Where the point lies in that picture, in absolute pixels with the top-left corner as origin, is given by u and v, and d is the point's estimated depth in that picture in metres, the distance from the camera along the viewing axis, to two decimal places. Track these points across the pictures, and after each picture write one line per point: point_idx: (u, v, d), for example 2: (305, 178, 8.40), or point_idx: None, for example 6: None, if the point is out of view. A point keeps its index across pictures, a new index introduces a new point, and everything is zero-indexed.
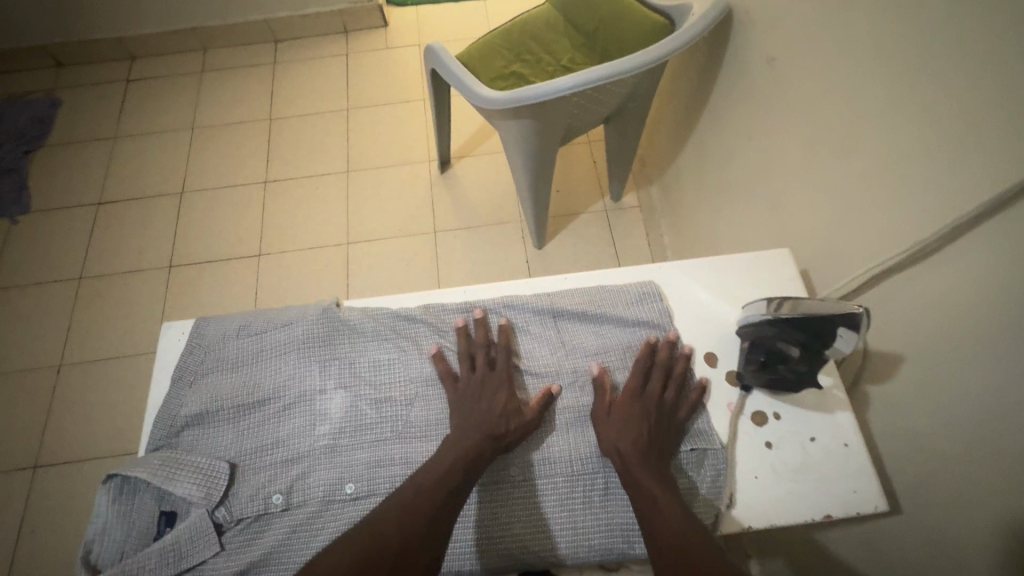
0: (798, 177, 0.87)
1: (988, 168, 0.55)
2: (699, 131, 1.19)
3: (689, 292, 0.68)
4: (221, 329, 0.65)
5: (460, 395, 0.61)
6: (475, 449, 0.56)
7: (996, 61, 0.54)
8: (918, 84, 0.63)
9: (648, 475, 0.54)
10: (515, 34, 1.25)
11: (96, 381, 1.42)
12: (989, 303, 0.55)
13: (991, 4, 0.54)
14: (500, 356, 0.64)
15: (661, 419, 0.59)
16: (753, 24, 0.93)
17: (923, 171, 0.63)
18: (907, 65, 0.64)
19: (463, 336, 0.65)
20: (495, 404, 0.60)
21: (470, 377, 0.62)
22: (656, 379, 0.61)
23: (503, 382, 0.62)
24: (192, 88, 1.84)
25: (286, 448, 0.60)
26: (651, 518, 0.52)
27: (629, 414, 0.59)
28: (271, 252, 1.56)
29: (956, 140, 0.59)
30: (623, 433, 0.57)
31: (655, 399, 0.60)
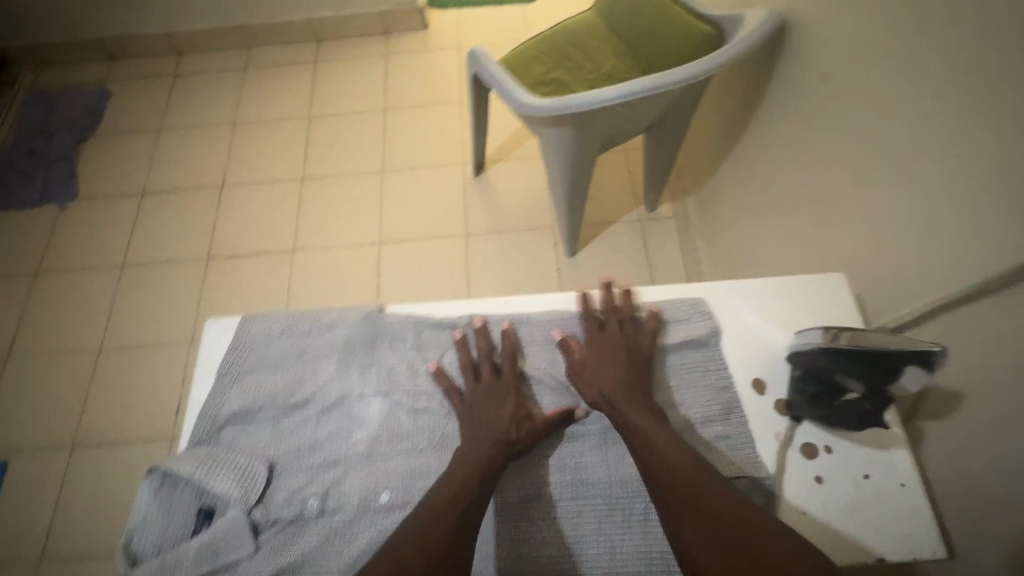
0: (849, 197, 0.84)
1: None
2: (743, 143, 1.16)
3: (737, 313, 0.65)
4: (265, 328, 0.66)
5: (471, 402, 0.61)
6: (489, 455, 0.56)
7: None
8: (989, 108, 0.59)
9: (635, 412, 0.57)
10: (556, 42, 1.24)
11: (133, 365, 1.46)
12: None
13: None
14: (503, 364, 0.63)
15: (634, 362, 0.61)
16: (805, 36, 0.90)
17: (992, 201, 0.59)
18: (978, 87, 0.60)
19: (461, 349, 0.64)
20: (503, 413, 0.60)
21: (475, 387, 0.62)
22: (613, 326, 0.63)
23: (509, 390, 0.62)
24: (235, 84, 1.89)
25: (323, 452, 0.60)
26: (645, 450, 0.55)
27: (597, 366, 0.61)
28: (305, 248, 1.59)
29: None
30: (603, 380, 0.60)
31: (617, 340, 0.62)
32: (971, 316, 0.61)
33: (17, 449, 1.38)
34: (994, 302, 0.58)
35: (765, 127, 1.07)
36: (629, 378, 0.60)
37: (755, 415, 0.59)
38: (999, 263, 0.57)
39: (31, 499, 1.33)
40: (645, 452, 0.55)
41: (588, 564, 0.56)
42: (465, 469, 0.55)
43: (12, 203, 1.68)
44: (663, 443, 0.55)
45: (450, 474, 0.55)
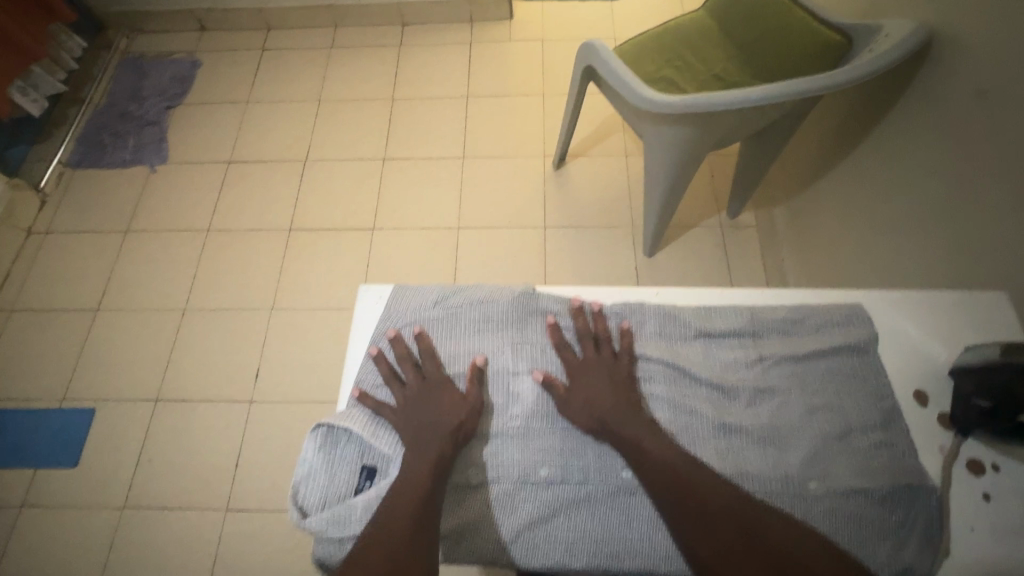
0: (988, 216, 0.82)
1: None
2: (853, 156, 1.15)
3: (897, 325, 0.65)
4: (418, 299, 0.68)
5: (404, 408, 0.61)
6: (442, 451, 0.57)
7: None
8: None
9: (627, 430, 0.57)
10: (667, 40, 1.24)
11: (216, 328, 1.51)
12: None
13: None
14: (420, 368, 0.63)
15: (618, 379, 0.62)
16: (950, 50, 0.88)
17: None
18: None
19: (378, 365, 0.63)
20: (444, 410, 0.60)
21: (407, 392, 0.62)
22: (588, 345, 0.64)
23: (437, 387, 0.62)
24: (321, 62, 1.93)
25: (480, 424, 0.61)
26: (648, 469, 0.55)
27: (586, 385, 0.61)
28: (384, 227, 1.61)
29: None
30: (592, 401, 0.59)
31: (592, 358, 0.63)
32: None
33: (104, 399, 1.43)
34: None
35: (884, 141, 1.05)
36: (618, 396, 0.60)
37: (918, 427, 0.59)
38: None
39: (116, 448, 1.38)
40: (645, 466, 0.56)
41: None
42: (425, 466, 0.56)
43: (106, 162, 1.75)
44: (661, 453, 0.56)
45: (424, 473, 0.55)
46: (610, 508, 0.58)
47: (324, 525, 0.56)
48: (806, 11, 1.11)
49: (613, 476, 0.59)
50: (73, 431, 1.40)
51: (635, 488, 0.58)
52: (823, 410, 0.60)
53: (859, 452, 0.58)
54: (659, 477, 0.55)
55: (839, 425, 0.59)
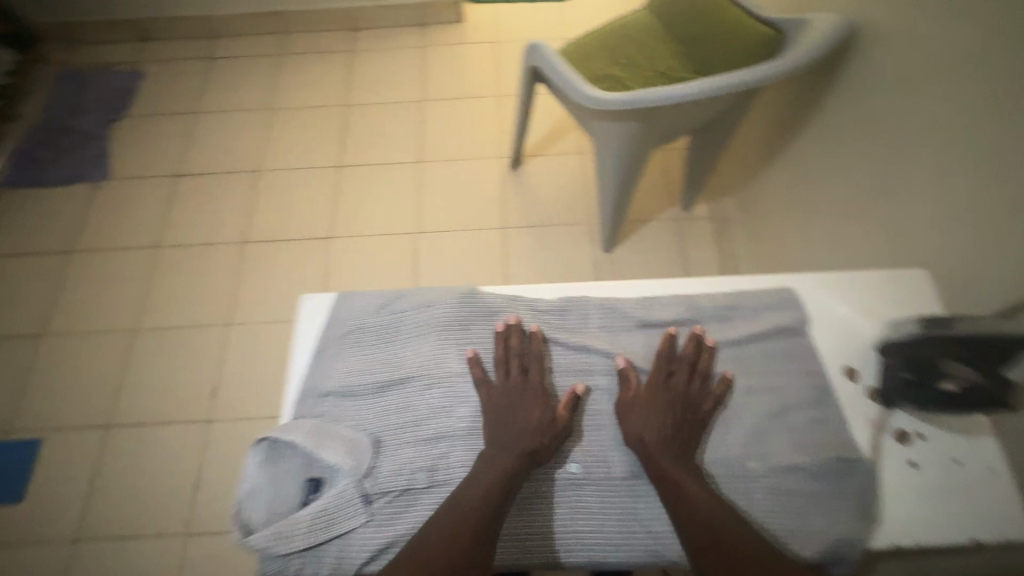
0: (914, 199, 0.86)
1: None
2: (793, 146, 1.19)
3: (826, 306, 0.67)
4: (361, 305, 0.67)
5: (492, 402, 0.61)
6: (516, 464, 0.56)
7: None
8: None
9: (673, 464, 0.56)
10: (612, 38, 1.26)
11: (169, 347, 1.45)
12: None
13: None
14: (529, 366, 0.63)
15: (687, 412, 0.60)
16: (873, 41, 0.92)
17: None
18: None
19: (499, 344, 0.64)
20: (529, 420, 0.59)
21: (506, 385, 0.61)
22: (682, 373, 0.62)
23: (538, 394, 0.62)
24: (271, 69, 1.89)
25: (429, 427, 0.61)
26: (683, 502, 0.54)
27: (654, 411, 0.59)
28: (342, 235, 1.59)
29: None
30: (651, 425, 0.58)
31: (680, 388, 0.61)
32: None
33: (51, 427, 1.37)
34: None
35: (819, 131, 1.09)
36: (676, 428, 0.59)
37: (849, 401, 0.62)
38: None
39: (66, 478, 1.31)
40: (681, 498, 0.54)
41: None
42: (476, 488, 0.55)
43: (44, 180, 1.67)
44: (703, 498, 0.54)
45: None
46: (561, 503, 0.59)
47: (268, 542, 0.55)
48: (741, 7, 1.14)
49: (561, 470, 0.60)
50: (18, 463, 1.33)
51: (582, 480, 0.59)
52: (756, 391, 0.62)
53: (792, 428, 0.60)
54: (694, 518, 0.53)
55: (774, 404, 0.61)
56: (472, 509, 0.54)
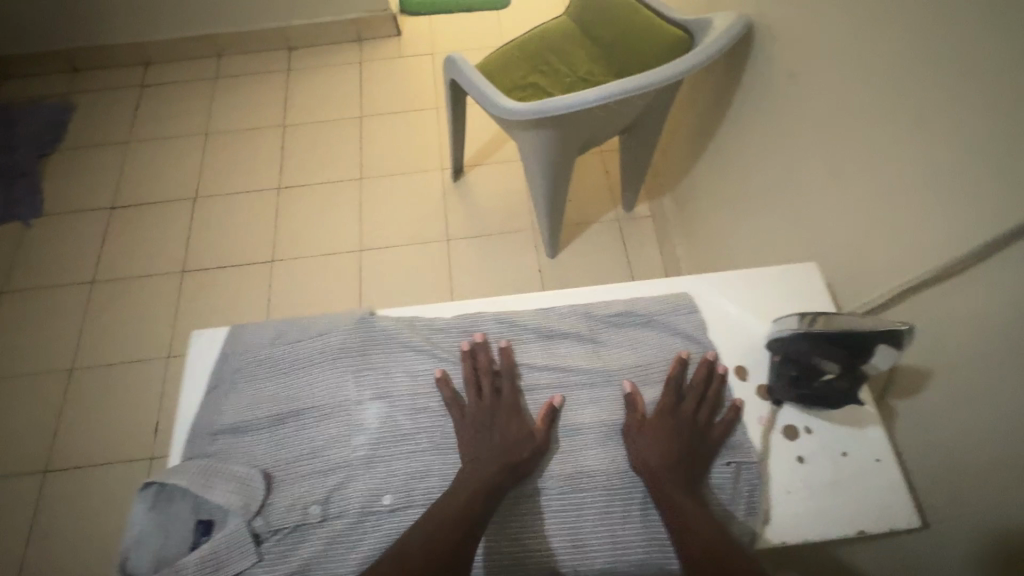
0: (817, 193, 0.88)
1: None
2: (714, 144, 1.21)
3: (718, 306, 0.68)
4: (257, 338, 0.66)
5: (468, 421, 0.60)
6: (497, 477, 0.56)
7: (1011, 91, 0.56)
8: (954, 91, 0.63)
9: (677, 486, 0.55)
10: (533, 45, 1.26)
11: (108, 384, 1.41)
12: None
13: (1004, 34, 0.56)
14: (503, 383, 0.63)
15: (695, 436, 0.59)
16: (772, 40, 0.95)
17: (961, 177, 0.62)
18: (941, 75, 0.64)
19: (465, 362, 0.64)
20: (510, 439, 0.59)
21: (478, 404, 0.61)
22: (690, 400, 0.61)
23: (513, 410, 0.61)
24: (208, 93, 1.86)
25: (323, 458, 0.59)
26: (682, 521, 0.53)
27: (659, 432, 0.59)
28: (284, 258, 1.57)
29: (1000, 144, 0.57)
30: (656, 446, 0.58)
31: (687, 414, 0.60)
32: (948, 291, 0.64)
33: None
34: (968, 279, 0.61)
35: (734, 129, 1.11)
36: (682, 452, 0.58)
37: (741, 400, 0.62)
38: (972, 242, 0.60)
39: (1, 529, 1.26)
40: (681, 518, 0.54)
41: (591, 558, 0.57)
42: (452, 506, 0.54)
43: None
44: (701, 520, 0.53)
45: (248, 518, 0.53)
46: None
47: None
48: (653, 10, 1.16)
49: None
50: None
51: None
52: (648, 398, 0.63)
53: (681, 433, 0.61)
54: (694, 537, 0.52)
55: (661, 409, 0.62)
56: (456, 516, 0.53)
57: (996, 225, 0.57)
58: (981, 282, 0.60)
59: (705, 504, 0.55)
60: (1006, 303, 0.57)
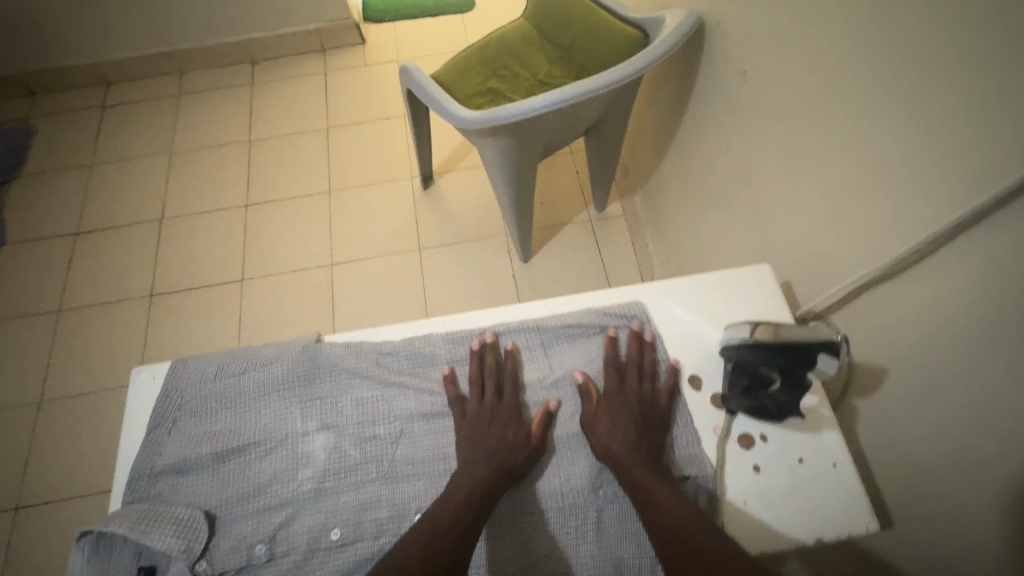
0: (776, 189, 0.88)
1: (992, 164, 0.53)
2: (677, 142, 1.20)
3: (672, 314, 0.68)
4: (199, 371, 0.64)
5: (468, 422, 0.61)
6: (491, 479, 0.56)
7: (954, 84, 0.56)
8: (900, 85, 0.62)
9: (642, 470, 0.56)
10: (491, 50, 1.24)
11: (79, 415, 1.39)
12: (1003, 310, 0.53)
13: (945, 26, 0.56)
14: (507, 386, 0.63)
15: (645, 411, 0.61)
16: (724, 36, 0.94)
17: (918, 167, 0.61)
18: (886, 69, 0.64)
19: (473, 362, 0.64)
20: (508, 440, 0.59)
21: (480, 404, 0.61)
22: (631, 375, 0.63)
23: (512, 412, 0.62)
24: (170, 111, 1.83)
25: (269, 495, 0.58)
26: (649, 510, 0.53)
27: (614, 414, 0.60)
28: (254, 276, 1.54)
29: (954, 133, 0.56)
30: (614, 432, 0.59)
31: (632, 390, 0.62)
32: (910, 284, 0.63)
33: None
34: (933, 269, 0.60)
35: (694, 126, 1.11)
36: (636, 430, 0.59)
37: (696, 411, 0.62)
38: (923, 238, 0.60)
39: None
40: (648, 511, 0.53)
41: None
42: (439, 514, 0.53)
43: None
44: (669, 504, 0.53)
45: None
46: None
47: None
48: (607, 9, 1.14)
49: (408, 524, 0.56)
50: None
51: None
52: None
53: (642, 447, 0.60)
54: (664, 526, 0.51)
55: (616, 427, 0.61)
56: (451, 520, 0.52)
57: (954, 215, 0.56)
58: (945, 272, 0.59)
59: (673, 487, 0.55)
60: (970, 292, 0.56)
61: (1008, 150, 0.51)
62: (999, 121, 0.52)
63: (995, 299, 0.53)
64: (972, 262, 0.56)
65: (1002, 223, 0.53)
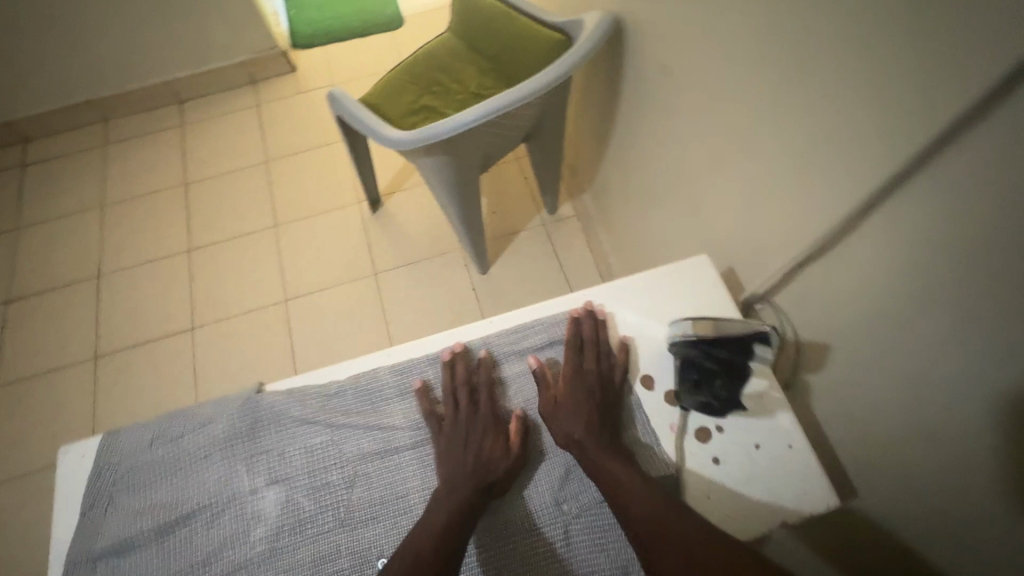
0: (709, 178, 0.89)
1: (897, 134, 0.54)
2: (614, 139, 1.21)
3: (618, 316, 0.68)
4: (133, 440, 0.60)
5: (442, 438, 0.60)
6: (465, 508, 0.54)
7: (853, 61, 0.58)
8: (805, 67, 0.64)
9: (607, 456, 0.57)
10: (420, 67, 1.23)
11: (31, 493, 1.30)
12: (927, 272, 0.54)
13: (837, 7, 0.58)
14: (481, 392, 0.62)
15: (604, 393, 0.62)
16: (642, 32, 0.95)
17: (834, 144, 0.62)
18: (792, 52, 0.66)
19: (445, 373, 0.63)
20: (485, 454, 0.58)
21: (455, 417, 0.60)
22: (588, 355, 0.63)
23: (486, 424, 0.60)
24: (97, 162, 1.75)
25: (221, 562, 0.55)
26: (621, 498, 0.54)
27: (572, 401, 0.60)
28: (206, 323, 1.48)
29: (861, 110, 0.58)
30: (575, 421, 0.59)
31: (591, 371, 0.62)
32: (842, 257, 0.65)
33: None
34: (860, 241, 0.62)
35: (627, 123, 1.12)
36: (598, 414, 0.60)
37: (652, 411, 0.63)
38: (847, 212, 0.62)
39: None
40: (623, 502, 0.54)
41: None
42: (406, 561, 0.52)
43: None
44: (637, 490, 0.55)
45: None
46: None
47: None
48: (529, 15, 1.14)
49: (370, 570, 0.54)
50: None
51: None
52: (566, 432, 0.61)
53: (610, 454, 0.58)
54: (635, 515, 0.53)
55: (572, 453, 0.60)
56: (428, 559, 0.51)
57: (872, 186, 0.58)
58: (869, 243, 0.61)
59: (639, 469, 0.57)
60: (897, 259, 0.58)
61: (908, 120, 0.53)
62: (898, 93, 0.54)
63: (918, 264, 0.55)
64: (891, 232, 0.58)
65: (915, 191, 0.54)
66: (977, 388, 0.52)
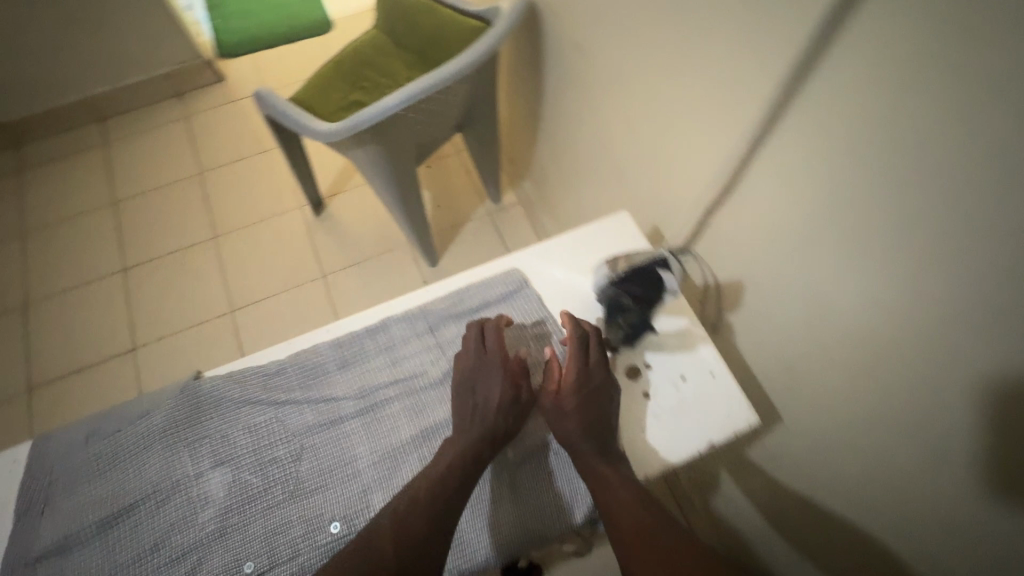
0: (628, 147, 0.95)
1: (768, 82, 0.60)
2: (544, 122, 1.26)
3: (548, 275, 0.72)
4: (71, 443, 0.60)
5: (454, 385, 0.63)
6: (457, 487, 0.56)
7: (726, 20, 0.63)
8: (691, 31, 0.70)
9: (596, 457, 0.58)
10: (347, 64, 1.24)
11: None
12: (814, 201, 0.61)
13: None
14: (490, 342, 0.64)
15: (601, 393, 0.62)
16: (556, 14, 1.00)
17: (723, 98, 0.68)
18: (678, 19, 0.71)
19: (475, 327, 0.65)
20: (493, 406, 0.60)
21: (471, 363, 0.63)
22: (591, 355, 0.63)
23: (494, 370, 0.62)
24: (13, 188, 1.65)
25: (169, 547, 0.54)
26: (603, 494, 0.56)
27: (570, 401, 0.61)
28: (147, 342, 1.43)
29: (740, 64, 0.64)
30: (575, 418, 0.60)
31: (592, 369, 0.63)
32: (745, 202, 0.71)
33: None
34: (757, 184, 0.68)
35: (554, 104, 1.17)
36: (594, 411, 0.61)
37: None
38: (742, 159, 0.68)
39: None
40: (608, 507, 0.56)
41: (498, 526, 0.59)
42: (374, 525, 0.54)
43: None
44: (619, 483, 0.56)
45: None
46: None
47: None
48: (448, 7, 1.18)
49: (322, 535, 0.55)
50: None
51: (346, 538, 0.56)
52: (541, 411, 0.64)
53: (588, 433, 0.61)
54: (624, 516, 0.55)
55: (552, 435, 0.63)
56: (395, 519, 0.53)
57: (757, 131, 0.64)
58: (765, 185, 0.67)
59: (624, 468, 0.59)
60: (788, 195, 0.64)
61: (774, 68, 0.59)
62: (764, 44, 0.60)
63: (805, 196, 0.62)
64: (780, 172, 0.64)
65: (792, 131, 0.60)
66: (866, 298, 0.59)
